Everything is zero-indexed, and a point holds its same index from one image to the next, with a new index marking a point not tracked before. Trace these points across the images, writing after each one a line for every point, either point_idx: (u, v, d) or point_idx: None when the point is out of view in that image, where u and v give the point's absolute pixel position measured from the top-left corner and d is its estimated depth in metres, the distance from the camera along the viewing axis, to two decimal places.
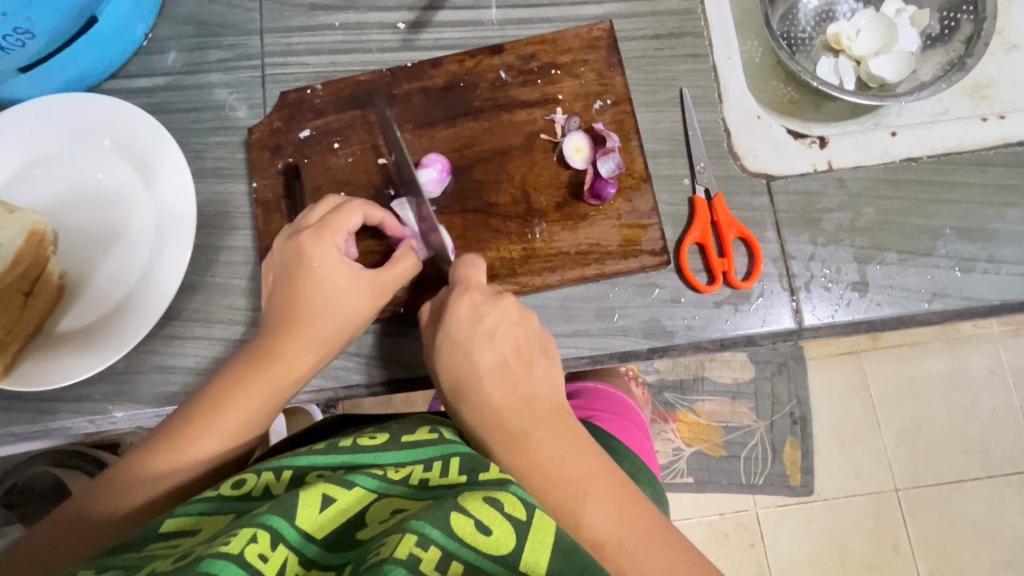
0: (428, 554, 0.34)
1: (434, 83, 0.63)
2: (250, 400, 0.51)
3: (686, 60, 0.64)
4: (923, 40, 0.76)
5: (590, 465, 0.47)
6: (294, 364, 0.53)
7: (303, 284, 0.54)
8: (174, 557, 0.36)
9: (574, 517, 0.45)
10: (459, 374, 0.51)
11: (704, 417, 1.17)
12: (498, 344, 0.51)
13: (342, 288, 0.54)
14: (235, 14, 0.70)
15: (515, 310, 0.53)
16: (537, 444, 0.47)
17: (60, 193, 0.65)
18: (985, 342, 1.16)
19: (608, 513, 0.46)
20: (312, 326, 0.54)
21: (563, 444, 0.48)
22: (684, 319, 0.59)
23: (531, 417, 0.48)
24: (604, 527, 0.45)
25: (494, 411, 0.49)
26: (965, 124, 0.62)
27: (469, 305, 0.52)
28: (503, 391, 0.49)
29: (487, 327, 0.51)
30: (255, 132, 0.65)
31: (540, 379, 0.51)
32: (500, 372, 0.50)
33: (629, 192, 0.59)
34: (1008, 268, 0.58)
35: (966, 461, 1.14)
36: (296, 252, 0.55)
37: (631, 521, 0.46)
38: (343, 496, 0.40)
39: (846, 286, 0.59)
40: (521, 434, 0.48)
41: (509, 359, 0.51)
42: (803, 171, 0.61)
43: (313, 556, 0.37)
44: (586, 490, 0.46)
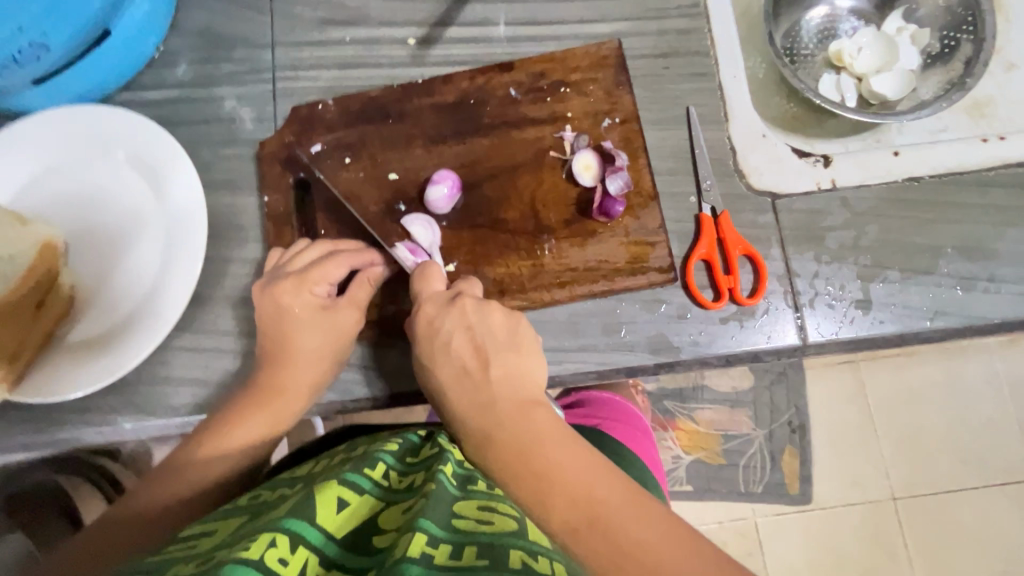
0: (439, 550, 0.37)
1: (445, 99, 0.64)
2: (258, 427, 0.55)
3: (692, 79, 0.65)
4: (923, 59, 0.77)
5: (551, 450, 0.46)
6: (298, 393, 0.56)
7: (293, 327, 0.57)
8: (196, 562, 0.38)
9: (543, 512, 0.44)
10: (429, 388, 0.53)
11: (704, 425, 1.18)
12: (456, 352, 0.52)
13: (336, 328, 0.57)
14: (246, 27, 0.71)
15: (470, 313, 0.53)
16: (498, 442, 0.47)
17: (70, 204, 0.65)
18: (982, 353, 1.18)
19: (574, 495, 0.43)
20: (311, 360, 0.57)
21: (524, 436, 0.47)
22: (690, 335, 0.59)
23: (490, 418, 0.49)
24: (572, 512, 0.43)
25: (459, 419, 0.50)
26: (966, 144, 0.63)
27: (424, 321, 0.54)
28: (463, 399, 0.50)
29: (444, 337, 0.52)
30: (267, 146, 0.66)
31: (498, 374, 0.50)
32: (460, 380, 0.51)
33: (637, 210, 0.60)
34: (1008, 287, 0.59)
35: (963, 471, 1.15)
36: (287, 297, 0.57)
37: (603, 500, 0.43)
38: (355, 501, 0.43)
39: (850, 303, 0.59)
40: (484, 437, 0.48)
41: (470, 366, 0.51)
42: (807, 189, 0.62)
43: (333, 556, 0.39)
44: (550, 479, 0.44)
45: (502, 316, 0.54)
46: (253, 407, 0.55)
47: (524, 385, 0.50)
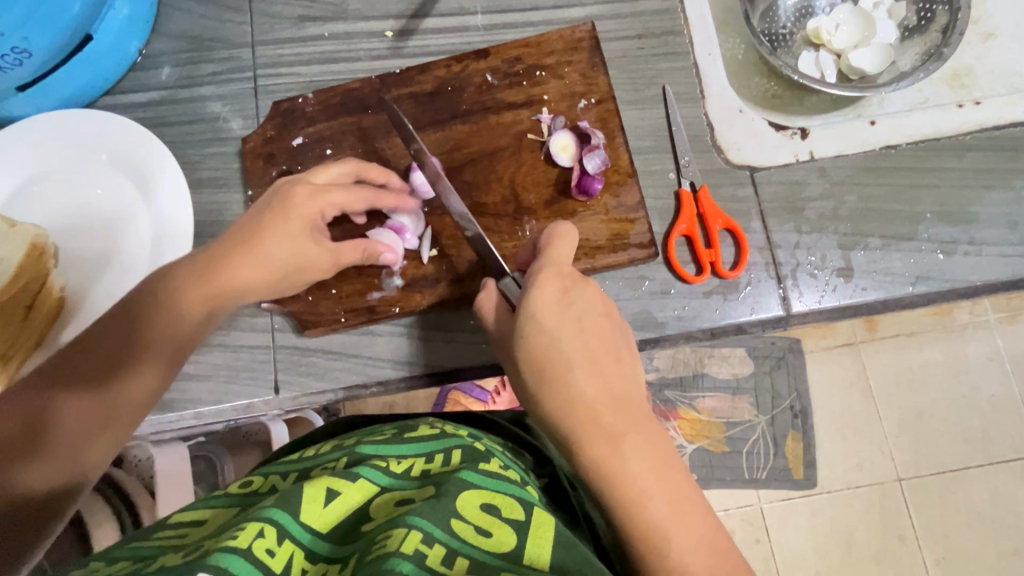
0: (433, 551, 0.36)
1: (422, 88, 0.64)
2: (186, 325, 0.55)
3: (667, 58, 0.66)
4: (901, 32, 0.77)
5: (674, 475, 0.46)
6: (234, 294, 0.56)
7: (269, 228, 0.56)
8: (185, 552, 0.37)
9: (665, 542, 0.44)
10: (544, 358, 0.49)
11: (706, 414, 1.18)
12: (588, 336, 0.50)
13: (303, 253, 0.57)
14: (226, 28, 0.72)
15: (600, 303, 0.52)
16: (629, 448, 0.46)
17: (58, 207, 0.66)
18: (981, 330, 1.17)
19: (696, 534, 0.45)
20: (261, 266, 0.56)
21: (655, 454, 0.46)
22: (674, 310, 0.60)
23: (622, 413, 0.47)
24: (689, 542, 0.44)
25: (585, 402, 0.47)
26: (941, 112, 0.64)
27: (556, 289, 0.50)
28: (596, 385, 0.48)
29: (575, 314, 0.50)
30: (249, 141, 0.67)
31: (629, 375, 0.50)
32: (588, 365, 0.49)
33: (616, 187, 0.60)
34: (989, 249, 0.59)
35: (966, 448, 1.14)
36: (285, 200, 0.57)
37: (715, 545, 0.45)
38: (348, 491, 0.42)
39: (832, 272, 0.60)
40: (616, 435, 0.46)
41: (598, 354, 0.49)
42: (785, 162, 0.63)
43: (319, 551, 0.38)
44: (678, 508, 0.45)
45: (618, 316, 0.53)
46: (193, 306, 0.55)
47: (641, 392, 0.50)
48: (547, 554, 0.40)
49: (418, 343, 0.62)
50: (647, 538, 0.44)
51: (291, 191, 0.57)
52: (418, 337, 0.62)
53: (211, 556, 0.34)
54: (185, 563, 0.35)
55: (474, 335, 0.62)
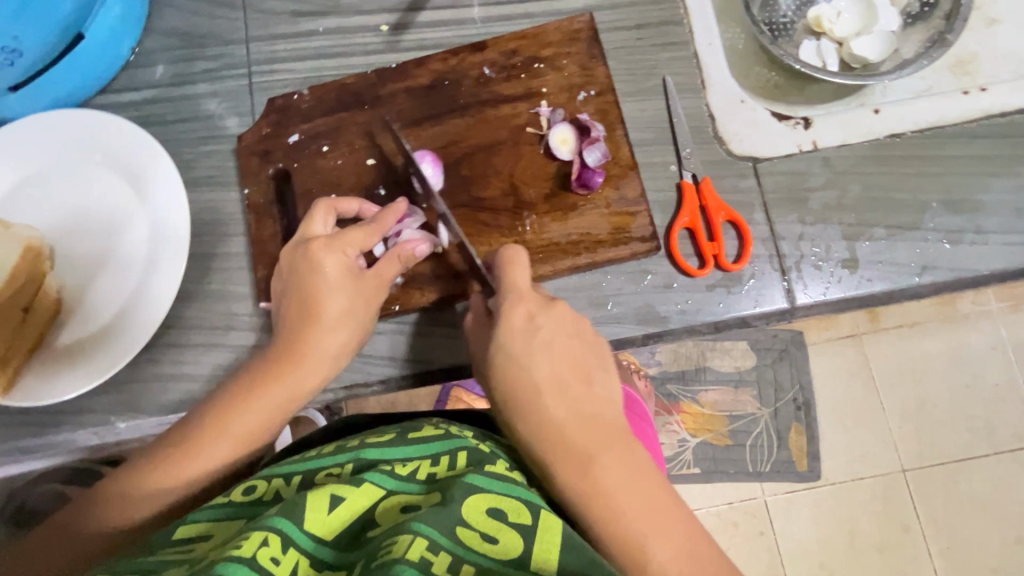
0: (439, 558, 0.36)
1: (419, 82, 0.63)
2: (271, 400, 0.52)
3: (667, 48, 0.65)
4: (903, 19, 0.76)
5: (649, 490, 0.46)
6: (315, 363, 0.54)
7: (317, 287, 0.54)
8: (191, 564, 0.37)
9: (643, 557, 0.44)
10: (512, 387, 0.49)
11: (708, 407, 1.18)
12: (557, 360, 0.49)
13: (363, 295, 0.55)
14: (219, 24, 0.71)
15: (570, 322, 0.51)
16: (602, 468, 0.46)
17: (53, 208, 0.65)
18: (985, 319, 1.16)
19: (676, 545, 0.45)
20: (326, 328, 0.54)
21: (630, 470, 0.46)
22: (677, 304, 0.59)
23: (592, 436, 0.47)
24: (670, 557, 0.44)
25: (554, 428, 0.47)
26: (945, 99, 0.63)
27: (523, 314, 0.50)
28: (565, 409, 0.48)
29: (543, 337, 0.50)
30: (245, 139, 0.66)
31: (602, 394, 0.50)
32: (558, 388, 0.49)
33: (617, 180, 0.59)
34: (995, 238, 0.59)
35: (971, 439, 1.14)
36: (308, 262, 0.54)
37: (697, 554, 0.45)
38: (353, 495, 0.41)
39: (836, 263, 0.59)
40: (586, 458, 0.46)
41: (566, 375, 0.49)
42: (788, 152, 0.62)
43: (324, 559, 0.38)
44: (657, 524, 0.45)
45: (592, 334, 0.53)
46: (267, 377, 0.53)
47: (613, 408, 0.50)
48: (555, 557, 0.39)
49: (418, 340, 0.62)
50: (625, 554, 0.44)
51: (308, 257, 0.54)
52: (418, 334, 0.62)
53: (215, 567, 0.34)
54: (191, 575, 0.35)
55: None
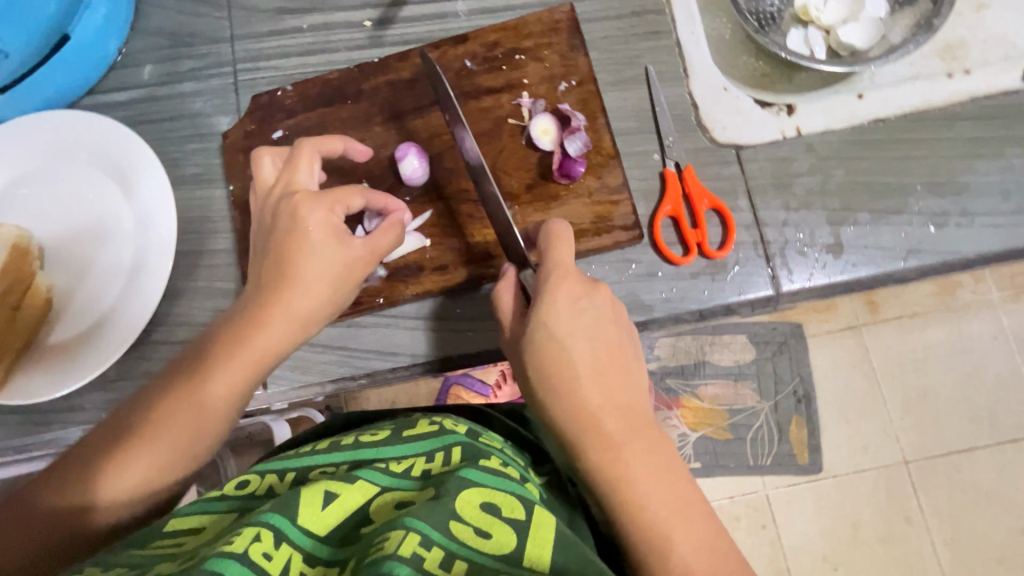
0: (430, 554, 0.35)
1: (401, 76, 0.64)
2: (243, 368, 0.49)
3: (649, 37, 0.65)
4: (891, 5, 0.75)
5: (678, 484, 0.46)
6: (297, 328, 0.52)
7: (298, 248, 0.51)
8: (182, 561, 0.37)
9: (666, 547, 0.43)
10: (551, 367, 0.48)
11: (708, 401, 1.17)
12: (596, 344, 0.49)
13: (344, 259, 0.52)
14: (204, 23, 0.71)
15: (608, 308, 0.51)
16: (631, 454, 0.46)
17: (43, 209, 0.66)
18: (986, 308, 1.16)
19: (698, 540, 0.44)
20: (309, 288, 0.51)
21: (657, 459, 0.46)
22: (662, 293, 0.59)
23: (628, 423, 0.47)
24: (695, 552, 0.43)
25: (591, 412, 0.47)
26: (930, 82, 0.62)
27: (566, 295, 0.50)
28: (604, 393, 0.48)
29: (584, 321, 0.50)
30: (230, 136, 0.66)
31: (635, 384, 0.50)
32: (596, 372, 0.48)
33: (599, 169, 0.59)
34: (981, 220, 0.58)
35: (973, 429, 1.13)
36: (290, 217, 0.52)
37: (718, 551, 0.45)
38: (346, 492, 0.41)
39: (821, 249, 0.59)
40: (620, 443, 0.46)
41: (605, 361, 0.49)
42: (771, 139, 0.62)
43: (316, 554, 0.38)
44: (684, 515, 0.44)
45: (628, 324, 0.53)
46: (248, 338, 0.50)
47: (646, 401, 0.50)
48: (548, 554, 0.39)
49: (404, 332, 0.62)
50: (647, 541, 0.44)
51: (291, 211, 0.52)
52: (404, 327, 0.62)
53: (207, 562, 0.33)
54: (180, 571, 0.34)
55: (461, 324, 0.62)
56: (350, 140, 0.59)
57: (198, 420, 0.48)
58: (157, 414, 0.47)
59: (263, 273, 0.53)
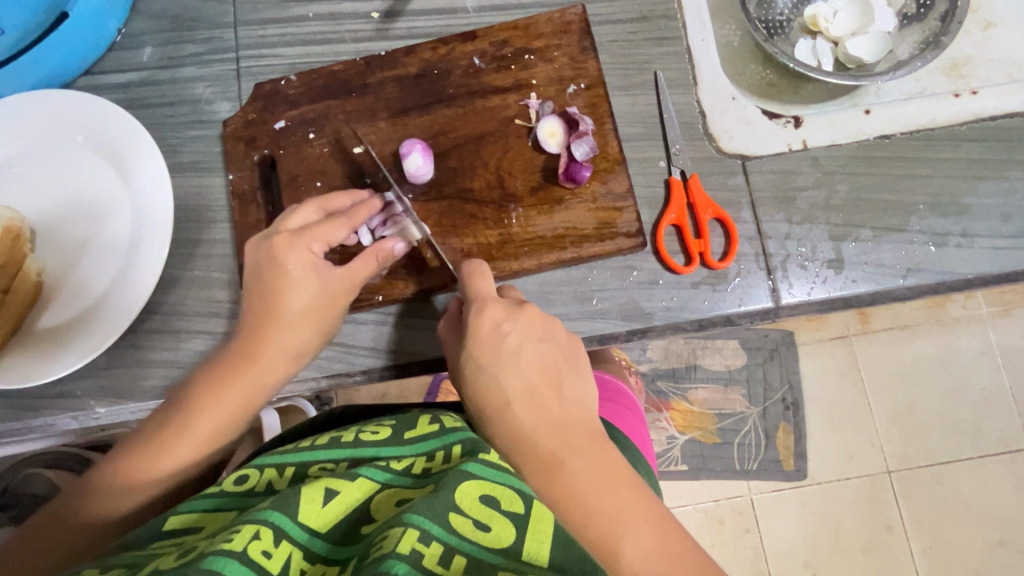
0: (430, 549, 0.38)
1: (408, 71, 0.63)
2: (226, 405, 0.52)
3: (660, 42, 0.64)
4: (899, 20, 0.75)
5: (626, 496, 0.44)
6: (281, 362, 0.54)
7: (280, 287, 0.53)
8: (179, 554, 0.38)
9: (616, 562, 0.43)
10: (483, 396, 0.48)
11: (697, 404, 1.18)
12: (524, 366, 0.49)
13: (332, 295, 0.54)
14: (208, 7, 0.70)
15: (539, 328, 0.50)
16: (569, 473, 0.45)
17: (35, 190, 0.65)
18: (974, 323, 1.17)
19: (649, 548, 0.43)
20: (295, 323, 0.54)
21: (601, 472, 0.45)
22: (662, 301, 0.59)
23: (563, 440, 0.46)
24: (648, 565, 0.43)
25: (524, 436, 0.46)
26: (938, 100, 0.63)
27: (491, 322, 0.49)
28: (533, 415, 0.47)
29: (511, 345, 0.49)
30: (231, 124, 0.65)
31: (574, 399, 0.49)
32: (527, 395, 0.48)
33: (604, 175, 0.59)
34: (981, 241, 0.59)
35: (956, 441, 1.14)
36: (269, 258, 0.54)
37: (674, 554, 0.43)
38: (347, 489, 0.42)
39: (822, 263, 0.59)
40: (558, 462, 0.45)
41: (537, 381, 0.48)
42: (777, 151, 0.62)
43: (320, 551, 0.40)
44: (632, 527, 0.43)
45: (565, 340, 0.52)
46: (223, 381, 0.52)
47: (591, 413, 0.49)
48: (544, 547, 0.44)
49: (402, 330, 0.61)
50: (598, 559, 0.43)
51: (277, 254, 0.53)
52: (402, 326, 0.61)
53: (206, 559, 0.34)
54: (176, 568, 0.35)
55: None
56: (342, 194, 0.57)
57: (187, 458, 0.51)
58: (147, 450, 0.50)
59: (245, 314, 0.54)
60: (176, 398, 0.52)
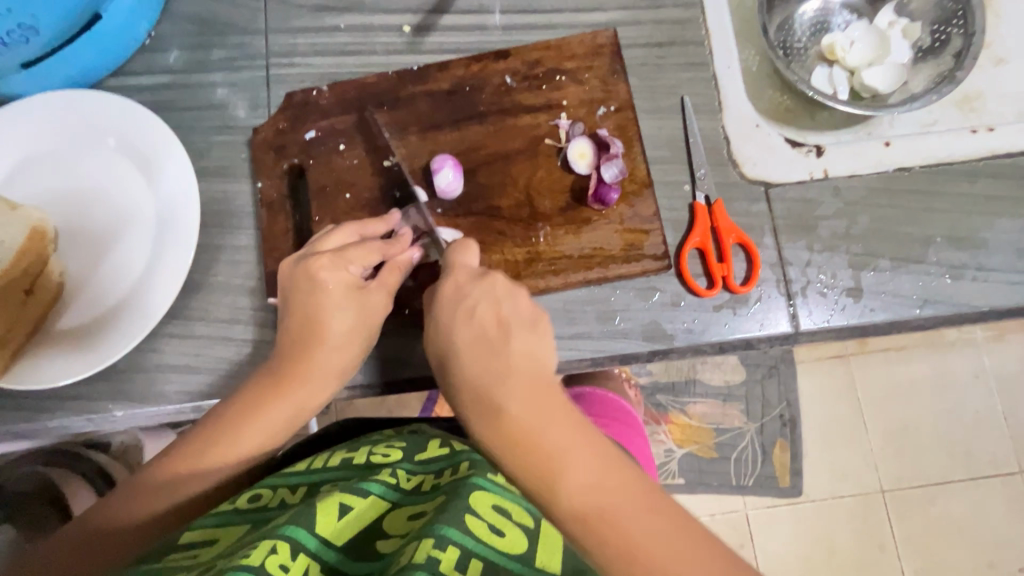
0: (447, 554, 0.38)
1: (440, 86, 0.64)
2: (265, 424, 0.52)
3: (687, 68, 0.65)
4: (914, 53, 0.77)
5: (560, 440, 0.43)
6: (319, 383, 0.53)
7: (322, 305, 0.54)
8: (199, 567, 0.39)
9: (552, 497, 0.42)
10: (439, 347, 0.50)
11: (696, 419, 1.19)
12: (480, 321, 0.49)
13: (371, 316, 0.55)
14: (239, 13, 0.70)
15: (498, 287, 0.50)
16: (510, 416, 0.45)
17: (60, 189, 0.64)
18: (970, 348, 1.19)
19: (590, 490, 0.41)
20: (335, 345, 0.54)
21: (536, 408, 0.45)
22: (684, 323, 0.60)
23: (502, 385, 0.46)
24: (585, 496, 0.41)
25: (467, 383, 0.47)
26: (955, 136, 0.64)
27: (452, 285, 0.51)
28: (477, 364, 0.48)
29: (467, 305, 0.50)
30: (260, 131, 0.65)
31: (520, 348, 0.48)
32: (480, 349, 0.48)
33: (632, 198, 0.60)
34: (995, 275, 0.60)
35: (950, 464, 1.16)
36: (309, 277, 0.54)
37: (623, 499, 0.41)
38: (360, 504, 0.43)
39: (841, 291, 0.60)
40: (494, 399, 0.46)
41: (487, 327, 0.49)
42: (800, 179, 0.63)
43: (334, 563, 0.40)
44: (574, 459, 0.43)
45: (528, 305, 0.51)
46: (265, 399, 0.52)
47: (544, 363, 0.48)
48: (557, 560, 0.44)
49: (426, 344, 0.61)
50: (539, 492, 0.42)
51: (312, 271, 0.54)
52: (425, 340, 0.62)
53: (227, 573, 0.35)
54: None
55: None
56: (364, 223, 0.58)
57: (223, 473, 0.50)
58: (181, 461, 0.50)
59: (281, 332, 0.55)
60: (216, 412, 0.52)
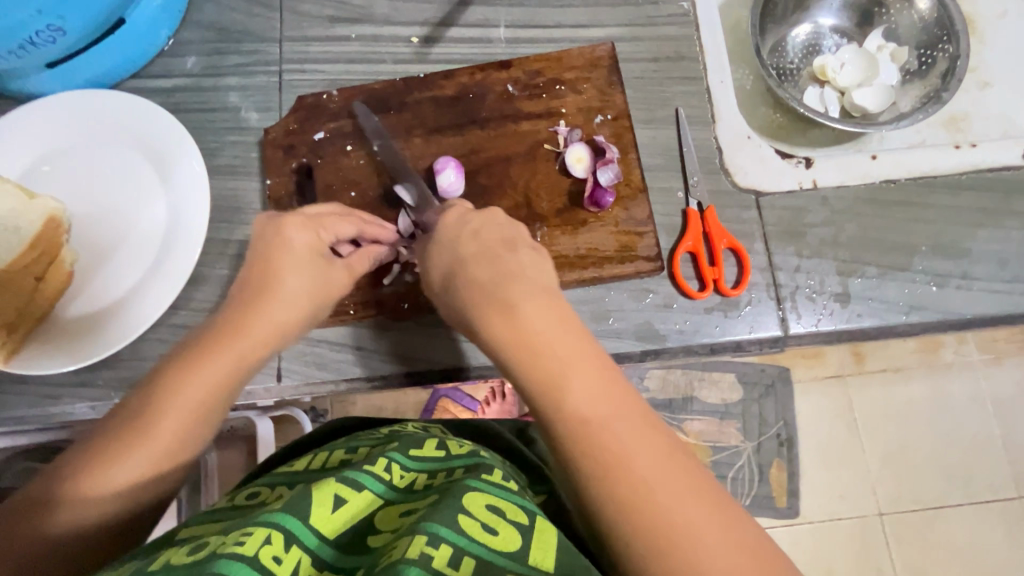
0: (439, 551, 0.35)
1: (444, 92, 0.66)
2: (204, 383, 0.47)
3: (682, 81, 0.68)
4: (902, 75, 0.80)
5: (568, 350, 0.45)
6: (267, 334, 0.51)
7: (281, 262, 0.53)
8: (188, 549, 0.37)
9: (561, 391, 0.43)
10: (446, 258, 0.53)
11: (693, 436, 1.19)
12: (484, 239, 0.53)
13: (332, 279, 0.55)
14: (255, 22, 0.74)
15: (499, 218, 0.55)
16: (516, 309, 0.47)
17: (76, 182, 0.67)
18: (967, 370, 1.20)
19: (569, 368, 0.44)
20: (289, 299, 0.52)
21: (551, 318, 0.47)
22: (676, 324, 0.61)
23: (512, 286, 0.49)
24: (592, 404, 0.42)
25: (474, 282, 0.50)
26: (938, 151, 0.66)
27: (456, 214, 0.55)
28: (489, 268, 0.50)
29: (472, 229, 0.54)
30: (271, 132, 0.68)
31: (523, 264, 0.51)
32: (484, 257, 0.51)
33: (626, 202, 0.62)
34: (979, 284, 0.62)
35: (947, 486, 1.16)
36: (276, 237, 0.54)
37: (620, 406, 0.42)
38: (353, 498, 0.42)
39: (829, 296, 0.62)
40: (508, 303, 0.48)
41: (497, 247, 0.52)
42: (789, 188, 0.65)
43: (326, 558, 0.38)
44: (579, 367, 0.44)
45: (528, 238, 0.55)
46: (201, 356, 0.48)
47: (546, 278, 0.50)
48: (553, 556, 0.39)
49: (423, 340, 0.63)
50: (545, 389, 0.43)
51: (280, 231, 0.54)
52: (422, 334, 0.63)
53: (220, 560, 0.34)
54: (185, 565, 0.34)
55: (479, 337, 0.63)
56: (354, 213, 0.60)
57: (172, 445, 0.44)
58: (109, 443, 0.43)
59: (235, 292, 0.53)
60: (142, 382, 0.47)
